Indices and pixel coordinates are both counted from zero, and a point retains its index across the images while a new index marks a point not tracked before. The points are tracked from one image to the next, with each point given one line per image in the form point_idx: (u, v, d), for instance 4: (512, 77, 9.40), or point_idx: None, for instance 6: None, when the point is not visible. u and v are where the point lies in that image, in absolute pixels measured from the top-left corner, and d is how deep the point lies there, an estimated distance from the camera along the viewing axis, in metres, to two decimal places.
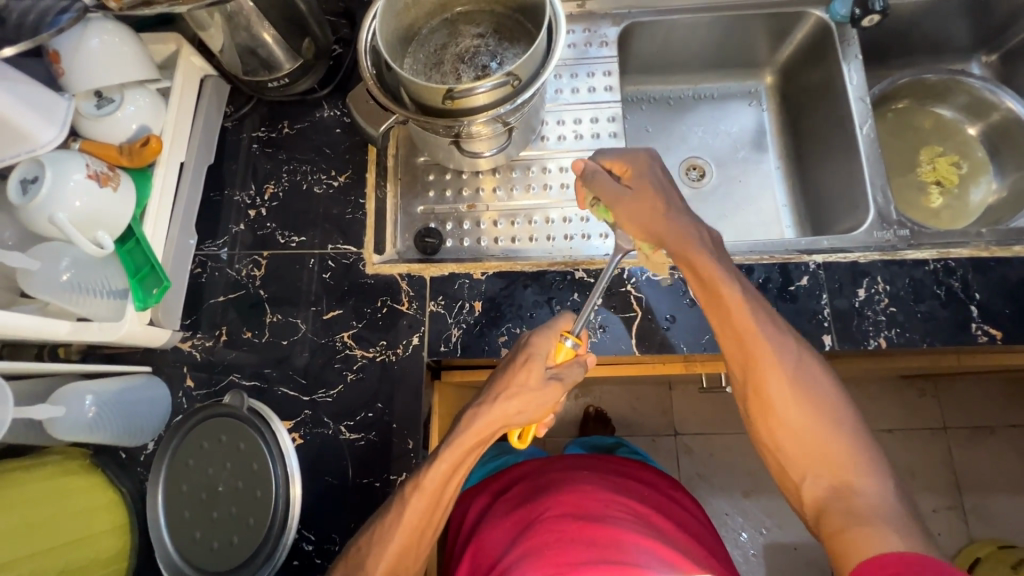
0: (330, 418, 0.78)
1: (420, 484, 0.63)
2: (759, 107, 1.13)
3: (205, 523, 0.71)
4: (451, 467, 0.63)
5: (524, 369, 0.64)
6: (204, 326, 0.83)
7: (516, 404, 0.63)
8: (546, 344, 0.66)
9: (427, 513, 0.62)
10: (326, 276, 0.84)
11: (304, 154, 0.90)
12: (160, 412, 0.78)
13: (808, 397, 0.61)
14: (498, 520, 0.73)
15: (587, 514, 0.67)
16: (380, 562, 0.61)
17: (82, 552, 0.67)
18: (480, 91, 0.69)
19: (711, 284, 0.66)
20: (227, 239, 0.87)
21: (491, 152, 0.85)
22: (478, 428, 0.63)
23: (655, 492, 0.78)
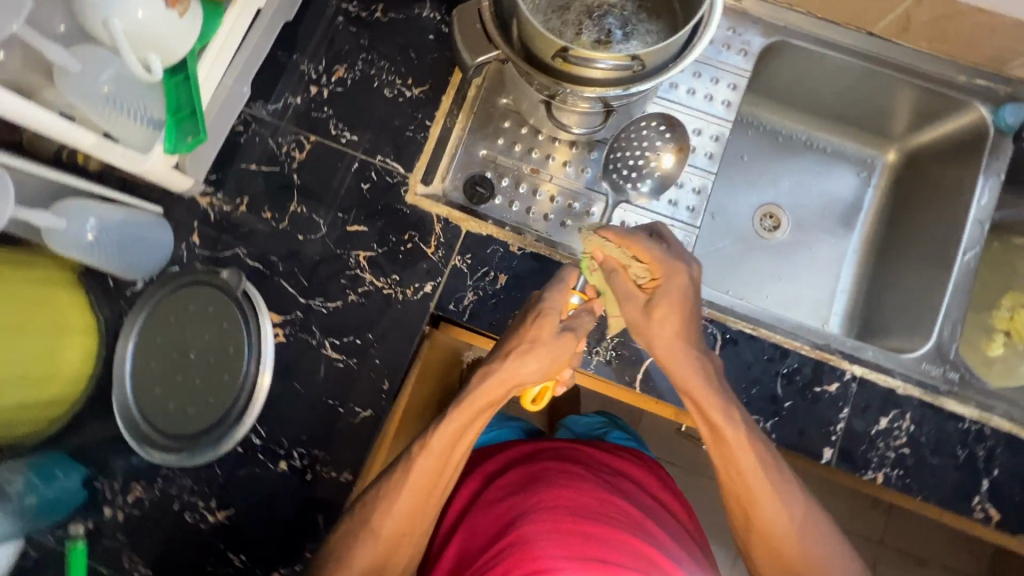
0: (318, 329, 0.76)
1: (424, 446, 0.63)
2: (866, 179, 1.03)
3: (166, 382, 0.70)
4: (456, 431, 0.63)
5: (535, 331, 0.64)
6: (228, 188, 0.79)
7: (531, 360, 0.63)
8: (558, 302, 0.66)
9: (428, 481, 0.63)
10: (363, 187, 0.79)
11: (387, 48, 0.82)
12: (159, 258, 0.76)
13: (821, 567, 0.62)
14: (486, 508, 0.73)
15: (595, 506, 0.69)
16: (387, 514, 0.63)
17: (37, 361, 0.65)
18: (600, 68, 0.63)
19: (727, 448, 0.64)
20: (279, 107, 0.81)
21: (579, 130, 0.81)
22: (489, 388, 0.63)
23: (645, 498, 0.77)
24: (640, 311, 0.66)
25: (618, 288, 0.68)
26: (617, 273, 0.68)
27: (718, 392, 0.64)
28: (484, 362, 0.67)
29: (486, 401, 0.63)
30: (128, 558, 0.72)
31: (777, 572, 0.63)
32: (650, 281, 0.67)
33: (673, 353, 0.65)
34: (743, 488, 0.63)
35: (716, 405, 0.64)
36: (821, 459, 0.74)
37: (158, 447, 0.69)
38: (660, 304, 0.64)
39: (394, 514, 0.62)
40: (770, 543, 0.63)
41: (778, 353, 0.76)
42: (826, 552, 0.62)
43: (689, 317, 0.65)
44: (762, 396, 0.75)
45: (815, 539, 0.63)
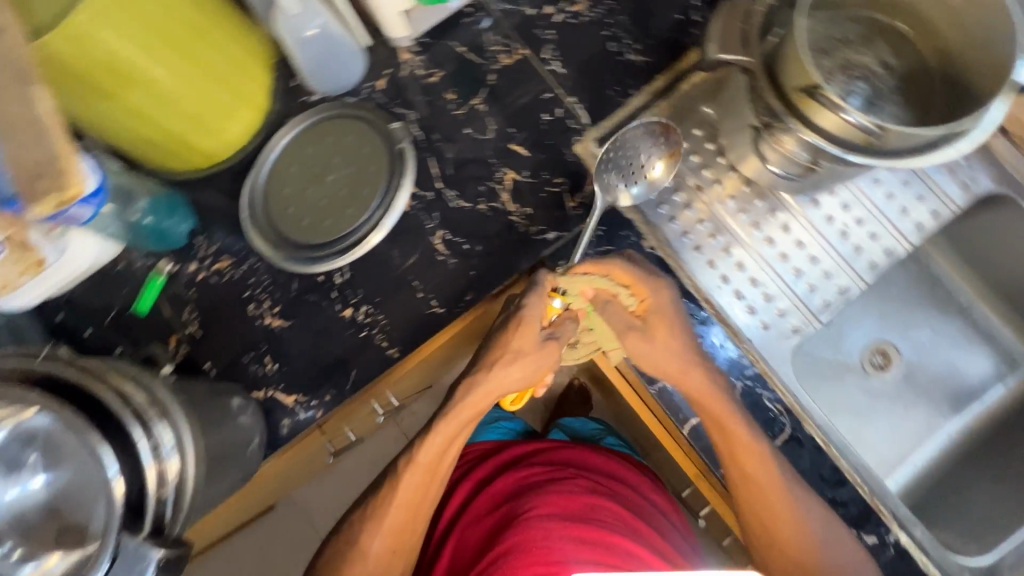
0: (438, 218, 0.77)
1: (412, 464, 0.77)
2: (1001, 372, 0.95)
3: (298, 187, 0.76)
4: (442, 441, 0.78)
5: (521, 336, 0.74)
6: (429, 56, 0.81)
7: (518, 366, 0.75)
8: (536, 306, 0.74)
9: (416, 485, 0.78)
10: (543, 118, 0.79)
11: (633, 6, 0.81)
12: (342, 83, 0.79)
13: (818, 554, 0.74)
14: (473, 520, 0.83)
15: (581, 510, 0.77)
16: (389, 514, 0.77)
17: (206, 114, 0.70)
18: (651, 173, 0.78)
19: (732, 456, 0.74)
20: (510, 7, 0.81)
21: (775, 169, 0.74)
22: (473, 399, 0.77)
23: (643, 497, 0.86)
24: (637, 337, 0.75)
25: (618, 322, 0.77)
26: (612, 304, 0.76)
27: (704, 378, 0.74)
28: (469, 371, 0.78)
29: (472, 357, 0.79)
30: (189, 313, 0.78)
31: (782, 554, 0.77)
32: (639, 305, 0.75)
33: (682, 370, 0.74)
34: (755, 479, 0.74)
35: (728, 425, 0.73)
36: None
37: (266, 237, 0.76)
38: (653, 322, 0.75)
39: (395, 507, 0.77)
40: (780, 534, 0.76)
41: None
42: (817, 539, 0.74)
43: (684, 320, 0.75)
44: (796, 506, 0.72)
45: (815, 531, 0.73)
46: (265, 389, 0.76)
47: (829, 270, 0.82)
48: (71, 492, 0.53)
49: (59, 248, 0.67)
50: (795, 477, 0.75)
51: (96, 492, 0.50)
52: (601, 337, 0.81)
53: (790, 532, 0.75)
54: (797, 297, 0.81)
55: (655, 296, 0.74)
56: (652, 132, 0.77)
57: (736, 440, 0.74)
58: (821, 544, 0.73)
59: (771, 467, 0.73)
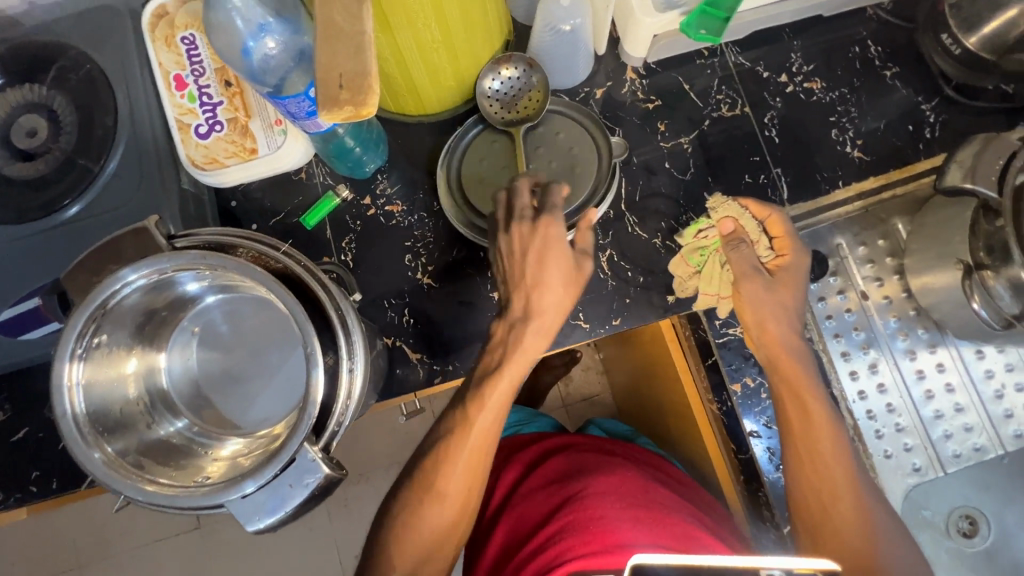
0: (612, 236, 0.78)
1: (461, 415, 0.67)
2: None
3: (498, 165, 0.78)
4: (502, 394, 0.65)
5: (547, 234, 0.65)
6: (654, 84, 0.82)
7: (548, 303, 0.65)
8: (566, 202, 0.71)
9: (485, 434, 0.67)
10: (743, 179, 0.79)
11: (866, 102, 0.80)
12: (567, 80, 0.81)
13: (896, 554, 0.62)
14: (531, 495, 0.78)
15: (642, 495, 0.71)
16: (445, 481, 0.67)
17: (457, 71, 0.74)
18: (485, 82, 0.77)
19: (807, 425, 0.66)
20: (745, 64, 0.82)
21: (979, 308, 0.70)
22: (514, 340, 0.67)
23: (695, 496, 0.77)
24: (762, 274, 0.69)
25: (748, 263, 0.70)
26: (747, 244, 0.71)
27: (807, 369, 0.68)
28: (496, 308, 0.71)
29: (534, 286, 0.65)
30: (348, 241, 0.80)
31: None
32: (774, 260, 0.72)
33: (770, 325, 0.68)
34: (820, 475, 0.65)
35: (802, 383, 0.67)
36: None
37: (453, 198, 0.77)
38: (786, 278, 0.70)
39: (461, 457, 0.66)
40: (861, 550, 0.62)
41: None
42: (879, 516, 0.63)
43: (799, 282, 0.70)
44: None
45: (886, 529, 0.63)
46: (394, 337, 0.77)
47: (972, 424, 0.79)
48: (249, 364, 0.61)
49: (273, 144, 0.71)
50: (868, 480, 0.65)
51: (286, 336, 0.61)
52: (719, 287, 0.73)
53: (850, 521, 0.63)
54: (930, 440, 0.79)
55: (782, 259, 0.71)
56: (522, 79, 0.77)
57: (817, 439, 0.66)
58: (885, 521, 0.63)
59: (847, 465, 0.65)
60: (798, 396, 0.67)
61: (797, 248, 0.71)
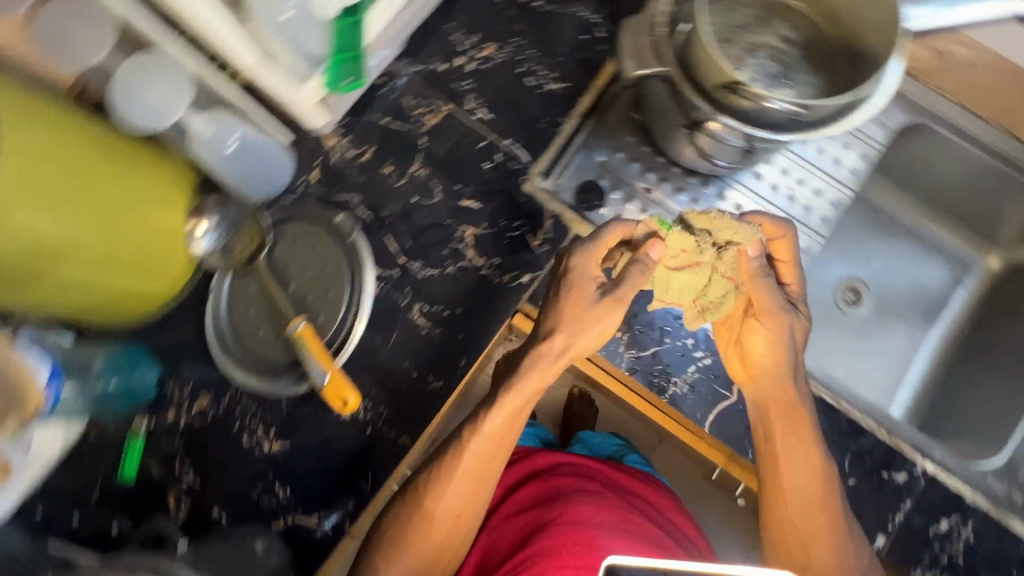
0: (411, 292, 0.76)
1: (471, 433, 0.67)
2: (961, 279, 1.01)
3: (261, 308, 0.75)
4: (506, 421, 0.67)
5: (588, 337, 0.65)
6: (357, 135, 0.80)
7: (557, 356, 0.65)
8: (587, 267, 0.66)
9: (485, 455, 0.67)
10: (485, 166, 0.80)
11: (538, 38, 0.83)
12: (275, 184, 0.77)
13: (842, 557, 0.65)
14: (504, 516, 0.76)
15: (624, 525, 0.68)
16: (440, 506, 0.67)
17: (155, 250, 0.66)
18: (195, 245, 0.70)
19: (795, 424, 0.66)
20: (421, 68, 0.82)
21: (721, 160, 0.77)
22: (535, 380, 0.66)
23: (663, 518, 0.75)
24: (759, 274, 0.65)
25: (775, 294, 0.65)
26: (772, 278, 0.66)
27: (801, 395, 0.67)
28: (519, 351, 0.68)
29: (567, 349, 0.65)
30: (180, 463, 0.73)
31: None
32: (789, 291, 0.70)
33: (774, 351, 0.65)
34: (797, 465, 0.66)
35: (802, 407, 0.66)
36: (873, 545, 0.72)
37: (242, 367, 0.74)
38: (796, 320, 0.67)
39: (454, 487, 0.67)
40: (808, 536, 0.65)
41: (853, 429, 0.75)
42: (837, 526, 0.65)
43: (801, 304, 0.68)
44: None
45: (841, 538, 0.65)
46: (282, 517, 0.72)
47: None
48: None
49: (24, 447, 0.66)
50: (853, 529, 0.67)
51: None
52: (675, 293, 0.69)
53: (813, 518, 0.65)
54: None
55: (774, 245, 0.69)
56: (232, 222, 0.71)
57: (808, 476, 0.65)
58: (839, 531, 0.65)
59: (828, 495, 0.66)
60: (771, 410, 0.67)
61: (794, 275, 0.70)
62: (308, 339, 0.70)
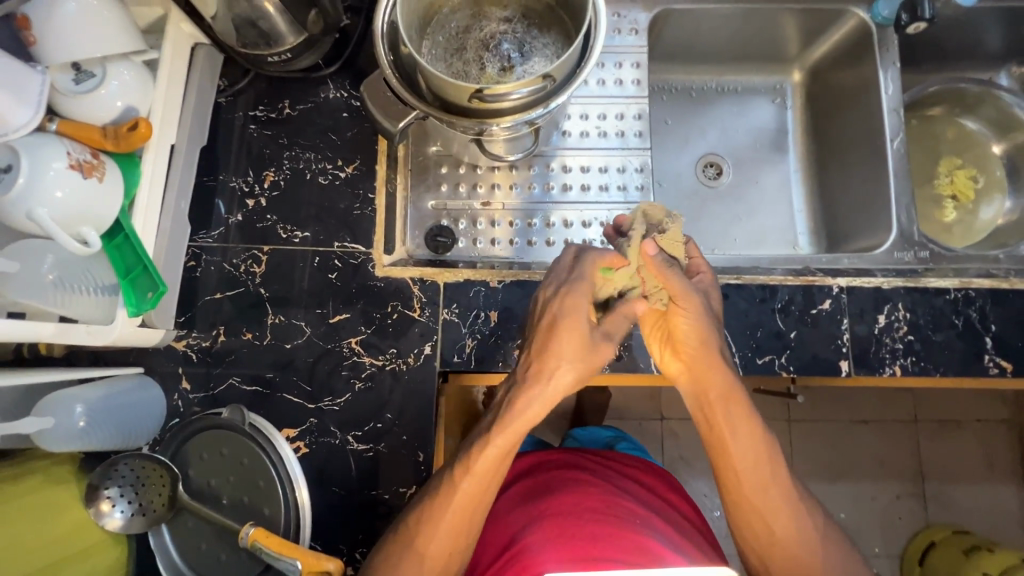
0: (337, 427, 0.75)
1: (467, 470, 0.64)
2: (782, 105, 1.08)
3: (209, 535, 0.70)
4: (500, 450, 0.64)
5: (572, 353, 0.64)
6: (200, 325, 0.78)
7: (560, 378, 0.64)
8: (579, 303, 0.65)
9: (481, 495, 0.64)
10: (332, 277, 0.79)
11: (308, 139, 0.83)
12: (154, 417, 0.74)
13: (796, 516, 0.66)
14: (505, 512, 0.75)
15: (603, 506, 0.70)
16: (435, 538, 0.63)
17: (52, 543, 0.62)
18: (110, 522, 0.66)
19: (724, 396, 0.66)
20: (222, 230, 0.81)
21: (514, 155, 0.82)
22: (531, 408, 0.64)
23: (659, 499, 0.77)
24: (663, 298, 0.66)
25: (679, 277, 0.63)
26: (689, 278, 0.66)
27: (722, 376, 0.66)
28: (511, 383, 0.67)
29: (551, 369, 0.64)
30: None
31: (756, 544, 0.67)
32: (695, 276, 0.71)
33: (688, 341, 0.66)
34: (748, 438, 0.65)
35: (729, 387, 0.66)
36: (840, 373, 0.77)
37: None
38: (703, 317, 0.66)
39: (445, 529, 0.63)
40: (760, 495, 0.65)
41: (768, 291, 0.79)
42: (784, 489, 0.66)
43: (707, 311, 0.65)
44: (768, 336, 0.78)
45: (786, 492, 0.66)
46: None
47: (620, 164, 0.89)
48: None
49: None
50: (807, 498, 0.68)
51: None
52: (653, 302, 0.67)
53: (761, 475, 0.66)
54: (625, 203, 0.87)
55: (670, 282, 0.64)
56: (132, 481, 0.67)
57: (753, 444, 0.66)
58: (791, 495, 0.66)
59: (777, 467, 0.66)
60: (711, 404, 0.66)
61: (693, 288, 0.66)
62: (264, 540, 0.62)
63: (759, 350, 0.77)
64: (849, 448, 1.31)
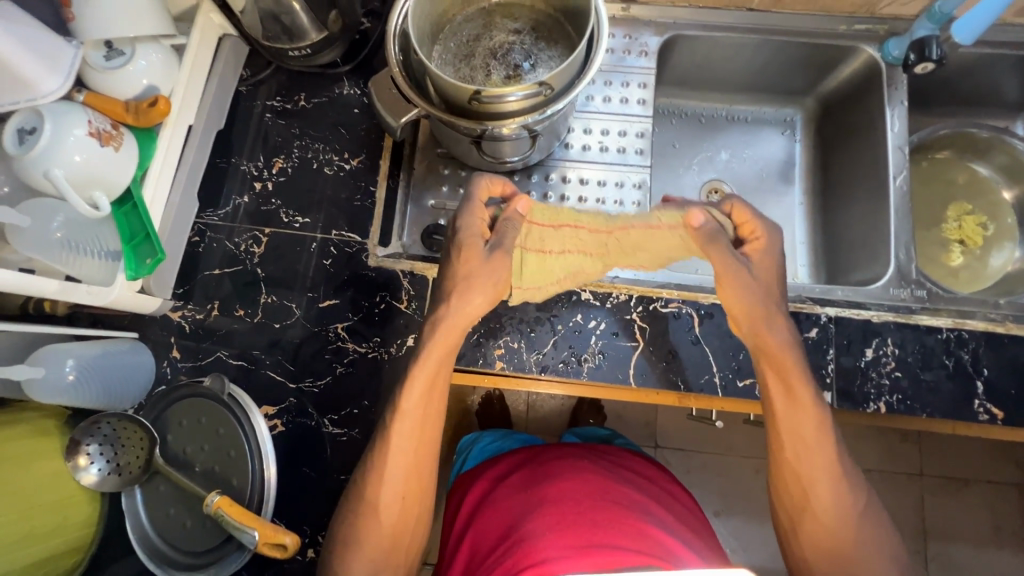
0: (315, 409, 0.77)
1: (399, 413, 0.65)
2: (792, 137, 1.09)
3: (178, 500, 0.72)
4: (425, 382, 0.65)
5: (474, 265, 0.66)
6: (196, 298, 0.81)
7: (466, 295, 0.65)
8: (473, 224, 0.67)
9: (417, 440, 0.66)
10: (327, 263, 0.82)
11: (319, 131, 0.87)
12: (142, 381, 0.77)
13: (845, 503, 0.67)
14: (504, 496, 0.75)
15: (608, 494, 0.72)
16: (381, 487, 0.65)
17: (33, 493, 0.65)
18: (87, 477, 0.69)
19: (785, 376, 0.67)
20: (229, 210, 0.84)
21: (514, 158, 0.83)
22: (443, 332, 0.66)
23: (663, 491, 0.79)
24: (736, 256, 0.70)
25: (726, 254, 0.66)
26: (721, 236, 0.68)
27: (793, 351, 0.67)
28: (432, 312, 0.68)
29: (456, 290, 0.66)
30: None
31: (803, 524, 0.68)
32: (751, 245, 0.71)
33: (746, 309, 0.67)
34: (793, 416, 0.67)
35: (787, 360, 0.67)
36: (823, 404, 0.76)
37: (187, 567, 0.70)
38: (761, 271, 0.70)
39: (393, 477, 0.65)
40: (808, 473, 0.67)
41: None
42: (832, 472, 0.67)
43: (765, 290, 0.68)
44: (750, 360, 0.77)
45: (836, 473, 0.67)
46: None
47: (618, 179, 0.90)
48: None
49: None
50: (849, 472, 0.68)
51: None
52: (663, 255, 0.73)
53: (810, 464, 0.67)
54: None
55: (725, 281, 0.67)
56: (112, 440, 0.70)
57: (804, 422, 0.67)
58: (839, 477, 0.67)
59: (826, 438, 0.67)
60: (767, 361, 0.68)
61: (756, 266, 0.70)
62: (227, 508, 0.65)
63: (740, 373, 0.77)
64: None
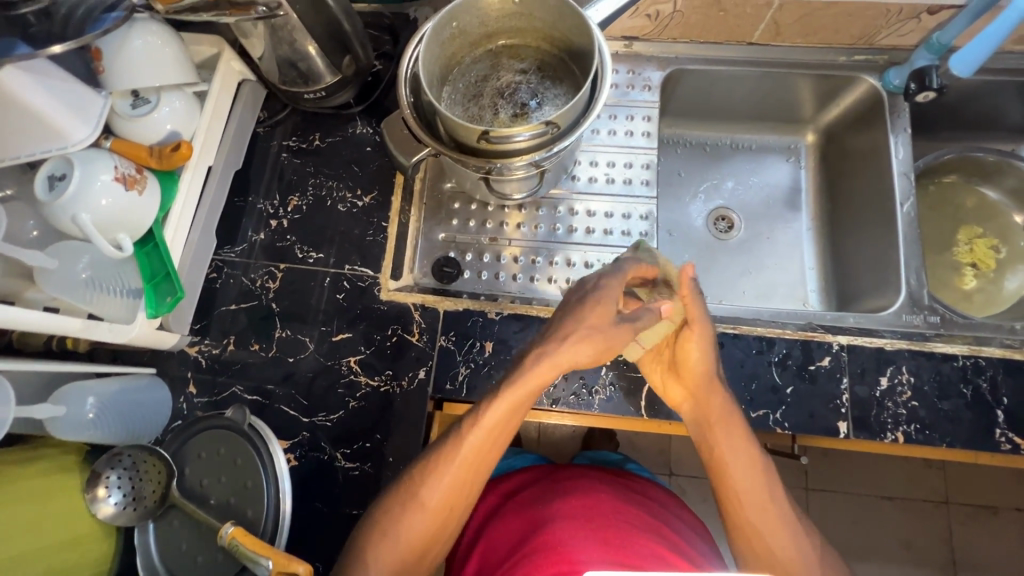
0: (327, 443, 0.77)
1: (474, 423, 0.65)
2: (797, 164, 1.10)
3: (191, 536, 0.72)
4: (511, 407, 0.65)
5: (591, 313, 0.66)
6: (213, 333, 0.82)
7: (578, 343, 0.65)
8: (613, 289, 0.68)
9: (481, 457, 0.65)
10: (339, 297, 0.83)
11: (333, 169, 0.90)
12: (159, 416, 0.78)
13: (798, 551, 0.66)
14: (523, 504, 0.76)
15: (627, 513, 0.71)
16: (435, 491, 0.65)
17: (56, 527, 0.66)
18: (102, 508, 0.69)
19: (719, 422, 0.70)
20: (245, 247, 0.87)
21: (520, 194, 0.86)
22: (540, 367, 0.65)
23: (673, 514, 0.77)
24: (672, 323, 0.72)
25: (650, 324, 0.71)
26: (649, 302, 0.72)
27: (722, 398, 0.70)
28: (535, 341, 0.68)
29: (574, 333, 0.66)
30: None
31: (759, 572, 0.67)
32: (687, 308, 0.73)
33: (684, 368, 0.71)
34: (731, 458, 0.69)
35: (718, 405, 0.70)
36: (839, 434, 0.75)
37: None
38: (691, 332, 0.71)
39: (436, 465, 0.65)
40: (757, 523, 0.67)
41: (764, 343, 0.79)
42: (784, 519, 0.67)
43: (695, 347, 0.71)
44: (762, 390, 0.77)
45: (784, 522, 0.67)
46: None
47: (625, 211, 0.91)
48: None
49: None
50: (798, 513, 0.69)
51: None
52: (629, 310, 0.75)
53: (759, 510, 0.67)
54: (629, 248, 0.89)
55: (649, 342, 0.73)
56: (132, 472, 0.71)
57: (744, 466, 0.69)
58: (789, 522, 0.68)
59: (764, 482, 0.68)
60: (710, 427, 0.70)
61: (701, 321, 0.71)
62: (242, 538, 0.64)
63: (753, 404, 0.76)
64: (871, 525, 1.23)
